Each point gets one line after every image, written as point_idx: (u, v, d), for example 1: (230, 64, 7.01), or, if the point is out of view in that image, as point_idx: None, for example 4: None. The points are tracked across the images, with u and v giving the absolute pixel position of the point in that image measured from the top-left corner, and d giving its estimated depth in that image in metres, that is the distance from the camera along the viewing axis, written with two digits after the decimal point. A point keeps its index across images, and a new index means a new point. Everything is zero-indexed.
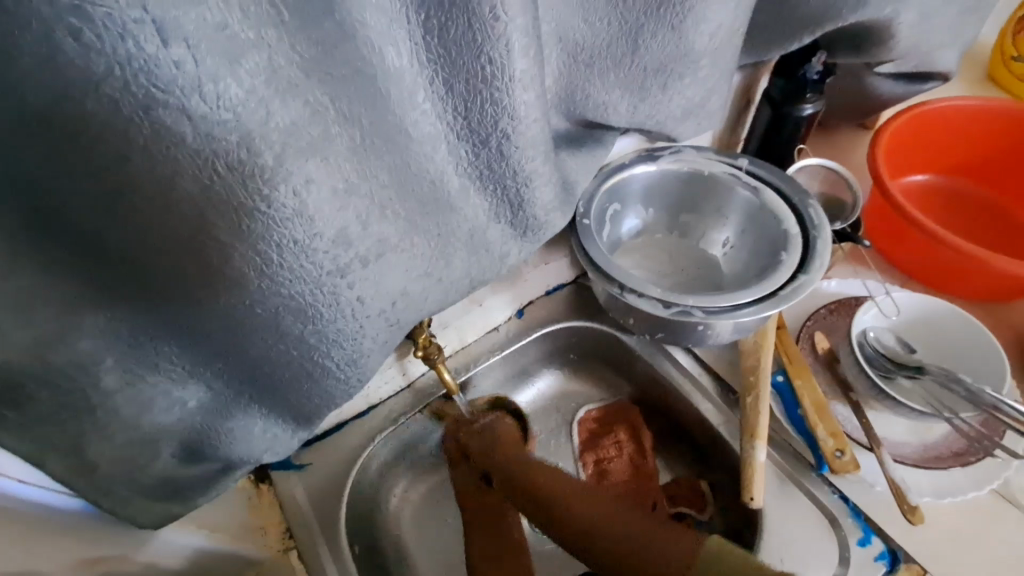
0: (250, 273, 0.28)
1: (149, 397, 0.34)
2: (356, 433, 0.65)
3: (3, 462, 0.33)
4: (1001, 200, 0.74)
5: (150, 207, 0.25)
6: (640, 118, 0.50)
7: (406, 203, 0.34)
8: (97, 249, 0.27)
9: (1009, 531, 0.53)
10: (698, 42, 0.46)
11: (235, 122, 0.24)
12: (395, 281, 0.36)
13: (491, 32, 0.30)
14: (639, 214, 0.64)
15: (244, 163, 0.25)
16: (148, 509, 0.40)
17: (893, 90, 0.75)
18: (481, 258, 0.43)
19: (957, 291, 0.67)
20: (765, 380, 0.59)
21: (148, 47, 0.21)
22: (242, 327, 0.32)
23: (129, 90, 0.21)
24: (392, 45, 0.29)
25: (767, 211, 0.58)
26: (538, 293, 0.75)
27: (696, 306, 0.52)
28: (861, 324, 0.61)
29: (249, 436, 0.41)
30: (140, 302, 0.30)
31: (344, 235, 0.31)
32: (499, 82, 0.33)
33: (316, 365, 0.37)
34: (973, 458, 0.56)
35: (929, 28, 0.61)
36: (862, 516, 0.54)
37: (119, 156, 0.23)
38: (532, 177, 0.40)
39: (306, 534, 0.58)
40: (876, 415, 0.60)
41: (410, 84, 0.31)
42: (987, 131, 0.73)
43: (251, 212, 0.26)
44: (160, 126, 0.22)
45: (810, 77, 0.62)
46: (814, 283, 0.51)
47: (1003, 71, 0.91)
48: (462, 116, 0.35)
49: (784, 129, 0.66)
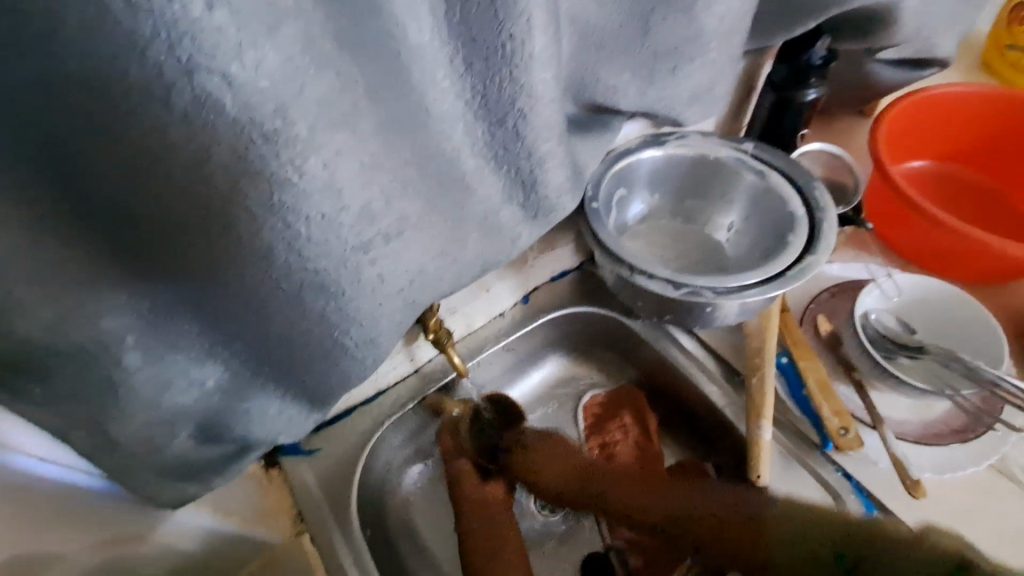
0: (278, 247, 0.29)
1: (171, 375, 0.34)
2: (364, 418, 0.65)
3: (23, 436, 0.33)
4: (997, 186, 0.76)
5: (181, 179, 0.25)
6: (650, 101, 0.51)
7: (426, 181, 0.35)
8: (126, 221, 0.27)
9: (1006, 504, 0.55)
10: (709, 23, 0.47)
11: (271, 91, 0.24)
12: (414, 259, 0.37)
13: (514, 9, 0.31)
14: (645, 198, 0.65)
15: (279, 133, 0.25)
16: (166, 490, 0.40)
17: (894, 76, 0.76)
18: (494, 238, 0.43)
19: (957, 273, 0.68)
20: (770, 362, 0.60)
21: (193, 11, 0.21)
22: (265, 303, 0.32)
23: (170, 55, 0.21)
24: (417, 19, 0.29)
25: (773, 196, 0.59)
26: (543, 279, 0.75)
27: (704, 287, 0.52)
28: (863, 306, 0.62)
29: (265, 416, 0.41)
30: (164, 277, 0.30)
31: (368, 210, 0.31)
32: (519, 60, 0.33)
33: (335, 343, 0.37)
34: (972, 434, 0.57)
35: (933, 13, 0.61)
36: (865, 493, 0.56)
37: (155, 124, 0.23)
38: (547, 158, 0.40)
39: (317, 518, 0.58)
40: (879, 395, 0.61)
41: (432, 60, 0.31)
42: (987, 117, 0.74)
43: (283, 184, 0.26)
44: (199, 93, 0.22)
45: (814, 62, 0.63)
46: (820, 263, 0.52)
47: (998, 60, 0.92)
48: (480, 95, 0.35)
49: (787, 114, 0.67)
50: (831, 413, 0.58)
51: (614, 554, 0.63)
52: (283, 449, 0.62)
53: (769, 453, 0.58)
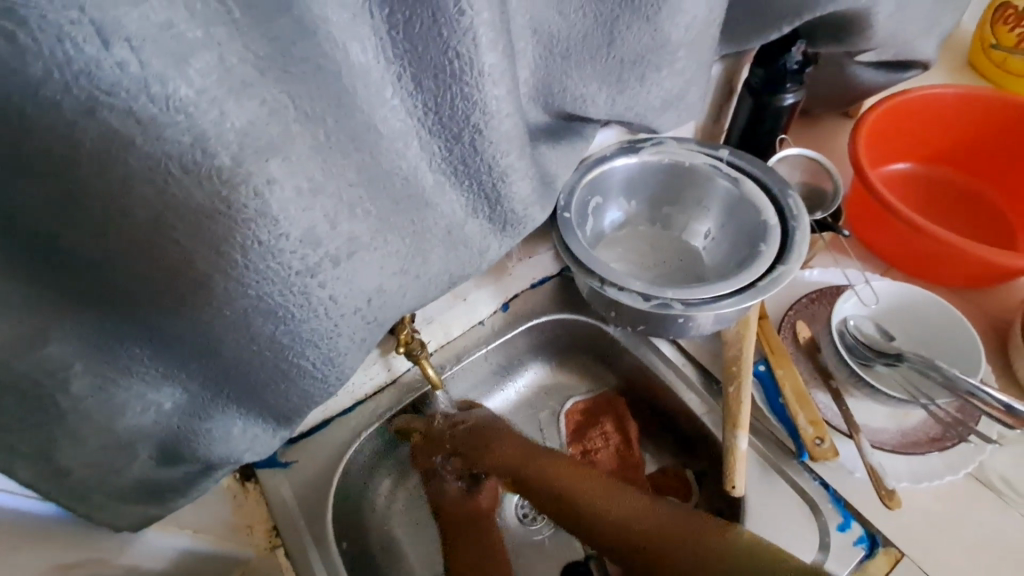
0: (215, 275, 0.28)
1: (123, 400, 0.34)
2: (341, 430, 0.65)
3: None
4: (980, 189, 0.75)
5: (105, 210, 0.25)
6: (618, 110, 0.50)
7: (378, 200, 0.34)
8: (60, 255, 0.26)
9: (984, 514, 0.54)
10: (674, 33, 0.46)
11: (187, 122, 0.23)
12: (370, 279, 0.36)
13: (458, 27, 0.30)
14: (621, 206, 0.64)
15: (200, 164, 0.24)
16: (127, 512, 0.40)
17: (875, 79, 0.75)
18: (460, 254, 0.42)
19: (937, 278, 0.68)
20: (747, 371, 0.60)
21: (89, 48, 0.20)
22: (213, 329, 0.32)
23: (70, 92, 0.21)
24: (356, 41, 0.28)
25: (747, 203, 0.58)
26: (523, 287, 0.75)
27: (675, 298, 0.52)
28: (841, 313, 0.62)
29: (228, 436, 0.41)
30: (105, 305, 0.30)
31: (312, 234, 0.30)
32: (469, 77, 0.32)
33: (291, 365, 0.37)
34: (949, 443, 0.56)
35: (907, 17, 0.61)
36: (842, 502, 0.55)
37: (67, 159, 0.22)
38: (508, 172, 0.39)
39: (293, 532, 0.58)
40: (856, 402, 0.60)
41: (377, 81, 0.31)
42: (970, 119, 0.73)
43: (212, 213, 0.26)
44: (108, 128, 0.22)
45: (790, 67, 0.62)
46: (793, 273, 0.51)
47: (983, 59, 0.91)
48: (432, 112, 0.34)
49: (765, 119, 0.66)
50: (807, 422, 0.57)
51: (593, 563, 0.63)
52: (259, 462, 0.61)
53: (745, 462, 0.58)
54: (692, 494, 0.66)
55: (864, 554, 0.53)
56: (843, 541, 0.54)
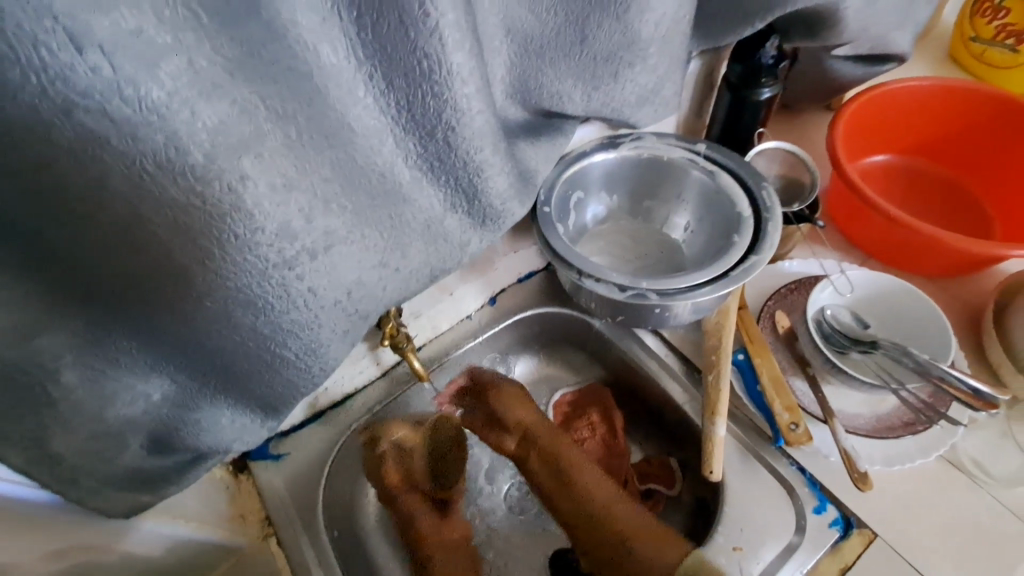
0: (194, 267, 0.30)
1: (111, 391, 0.35)
2: (331, 422, 0.66)
3: None
4: (957, 179, 0.77)
5: (86, 208, 0.26)
6: (594, 106, 0.52)
7: (353, 196, 0.35)
8: (45, 251, 0.28)
9: (956, 494, 0.56)
10: (644, 30, 0.47)
11: (159, 123, 0.25)
12: (349, 272, 0.37)
13: (423, 27, 0.31)
14: (603, 200, 0.66)
15: (173, 162, 0.26)
16: (121, 499, 0.41)
17: (854, 72, 0.76)
18: (440, 247, 0.44)
19: (914, 267, 0.69)
20: (726, 359, 0.61)
21: (63, 55, 0.22)
22: (195, 321, 0.33)
23: (47, 96, 0.22)
24: (326, 42, 0.30)
25: (723, 195, 0.60)
26: (509, 281, 0.76)
27: (651, 289, 0.53)
28: (818, 303, 0.63)
29: (217, 426, 0.43)
30: (91, 299, 0.31)
31: (288, 228, 0.32)
32: (438, 76, 0.34)
33: (274, 355, 0.38)
34: (921, 427, 0.58)
35: (878, 12, 0.62)
36: (818, 486, 0.57)
37: (47, 158, 0.24)
38: (483, 168, 0.41)
39: (285, 521, 0.60)
40: (832, 389, 0.62)
41: (348, 81, 0.32)
42: (948, 110, 0.74)
43: (188, 208, 0.27)
44: (85, 129, 0.23)
45: (765, 61, 0.63)
46: (765, 262, 0.53)
47: (964, 52, 0.93)
48: (405, 110, 0.36)
49: (743, 113, 0.67)
50: (783, 408, 0.59)
51: None
52: (251, 453, 0.63)
53: (724, 448, 0.59)
54: (676, 482, 0.67)
55: (839, 535, 0.55)
56: (818, 523, 0.55)
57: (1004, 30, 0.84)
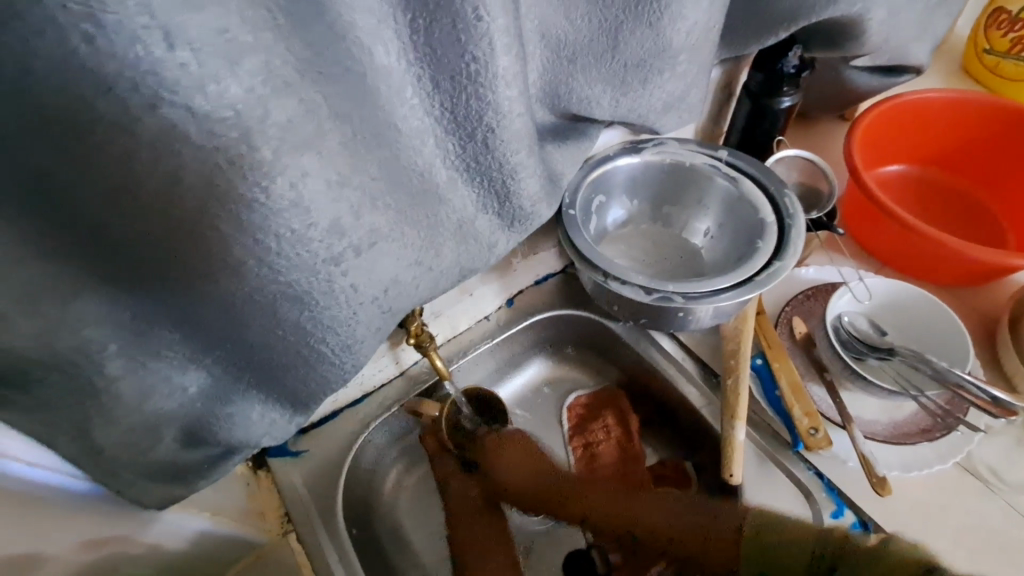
0: (249, 261, 0.30)
1: (153, 382, 0.36)
2: (350, 420, 0.67)
3: (17, 445, 0.34)
4: (971, 190, 0.78)
5: (154, 201, 0.27)
6: (622, 111, 0.52)
7: (396, 195, 0.36)
8: (104, 242, 0.28)
9: (971, 502, 0.57)
10: (676, 38, 0.48)
11: (235, 119, 0.25)
12: (387, 269, 0.38)
13: (475, 32, 0.32)
14: (624, 204, 0.66)
15: (244, 157, 0.26)
16: (152, 491, 0.42)
17: (870, 83, 0.78)
18: (471, 247, 0.45)
19: (928, 276, 0.70)
20: (745, 365, 0.62)
21: (156, 51, 0.22)
22: (243, 314, 0.34)
23: (137, 90, 0.23)
24: (381, 44, 0.30)
25: (745, 201, 0.60)
26: (526, 283, 0.77)
27: (676, 292, 0.54)
28: (836, 309, 0.64)
29: (248, 420, 0.43)
30: (146, 290, 0.32)
31: (337, 225, 0.32)
32: (483, 79, 0.34)
33: (312, 350, 0.38)
34: (939, 434, 0.58)
35: (901, 24, 0.63)
36: (836, 491, 0.57)
37: (125, 151, 0.25)
38: (518, 170, 0.41)
39: (304, 517, 0.60)
40: (850, 396, 0.62)
41: (399, 81, 0.32)
42: (963, 122, 0.75)
43: (251, 202, 0.28)
44: (166, 122, 0.24)
45: (786, 70, 0.64)
46: (788, 268, 0.54)
47: (977, 65, 0.94)
48: (448, 112, 0.36)
49: (763, 120, 0.68)
50: (802, 413, 0.59)
51: (595, 551, 0.65)
52: (271, 450, 0.63)
53: (743, 452, 0.60)
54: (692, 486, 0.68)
55: None
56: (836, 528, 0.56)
57: (1018, 42, 0.86)
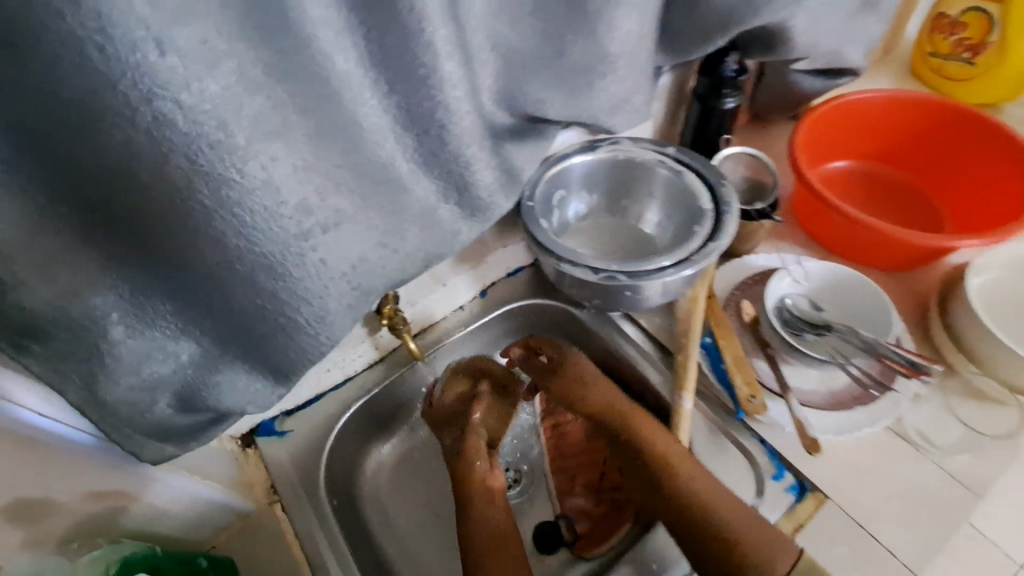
0: (229, 234, 0.36)
1: (150, 348, 0.41)
2: (333, 402, 0.72)
3: (48, 407, 0.42)
4: (912, 182, 0.84)
5: (149, 181, 0.32)
6: (572, 111, 0.58)
7: (360, 182, 0.42)
8: (109, 218, 0.34)
9: (900, 462, 0.62)
10: (614, 45, 0.55)
11: (213, 111, 0.31)
12: (353, 247, 0.44)
13: (422, 41, 0.38)
14: (583, 199, 0.72)
15: (222, 143, 0.32)
16: (148, 448, 0.47)
17: (814, 86, 0.84)
18: (434, 233, 0.50)
19: (868, 260, 0.76)
20: (694, 342, 0.67)
21: (149, 56, 0.28)
22: (225, 283, 0.39)
23: (135, 87, 0.28)
24: (340, 52, 0.36)
25: (688, 192, 0.66)
26: (499, 275, 0.83)
27: (619, 271, 0.60)
28: (777, 291, 0.69)
29: (235, 388, 0.48)
30: (143, 263, 0.37)
31: (305, 205, 0.38)
32: (432, 81, 0.40)
33: (289, 321, 0.44)
34: (869, 400, 0.64)
35: (828, 31, 0.70)
36: (777, 456, 0.63)
37: (126, 139, 0.30)
38: (470, 161, 0.47)
39: (287, 488, 0.65)
40: (791, 369, 0.67)
41: (358, 84, 0.38)
42: (899, 121, 0.82)
43: (228, 181, 0.33)
44: (159, 114, 0.30)
45: (727, 74, 0.71)
46: (721, 249, 0.59)
47: (922, 66, 1.01)
48: (404, 110, 0.42)
49: (710, 121, 0.74)
50: (743, 383, 0.64)
51: (563, 522, 0.71)
52: (258, 429, 0.68)
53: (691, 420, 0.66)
54: None
55: (795, 499, 0.61)
56: (776, 488, 0.61)
57: (960, 45, 0.93)
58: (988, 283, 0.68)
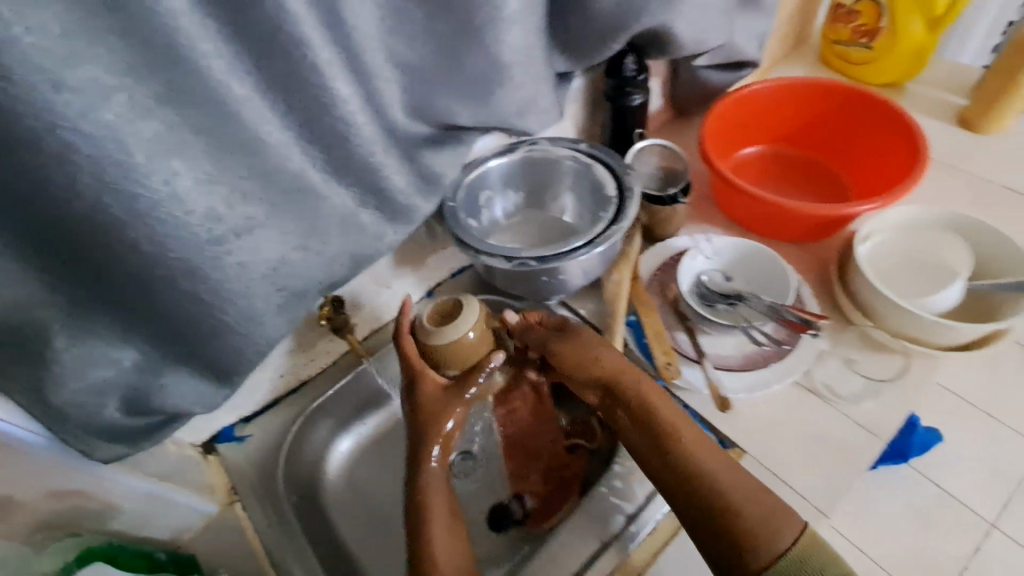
0: (144, 242, 0.41)
1: (95, 356, 0.46)
2: (290, 405, 0.76)
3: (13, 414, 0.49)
4: (822, 160, 0.90)
5: (67, 202, 0.38)
6: (477, 117, 0.64)
7: (268, 191, 0.47)
8: (40, 237, 0.40)
9: (808, 412, 0.67)
10: (505, 55, 0.61)
11: (113, 136, 0.37)
12: (270, 250, 0.49)
13: (306, 64, 0.44)
14: (508, 196, 0.78)
15: (124, 163, 0.38)
16: (103, 447, 0.52)
17: (720, 78, 0.91)
18: (353, 235, 0.55)
19: (779, 234, 0.82)
20: (618, 320, 0.72)
21: (50, 94, 0.34)
22: (152, 289, 0.44)
23: (42, 122, 0.34)
24: (234, 80, 0.42)
25: (596, 182, 0.72)
26: (443, 276, 0.88)
27: (530, 257, 0.65)
28: (693, 269, 0.75)
29: (180, 389, 0.53)
30: (77, 277, 0.42)
31: (213, 213, 0.44)
32: (322, 98, 0.46)
33: (218, 322, 0.49)
34: (777, 359, 0.70)
35: (714, 28, 0.77)
36: (699, 418, 0.68)
37: (43, 166, 0.36)
38: (375, 166, 0.53)
39: (246, 486, 0.70)
40: (708, 338, 0.72)
41: (256, 106, 0.44)
42: (800, 104, 0.88)
43: (135, 195, 0.39)
44: (66, 142, 0.35)
45: (627, 74, 0.77)
46: (621, 230, 0.65)
47: (830, 54, 1.08)
48: (303, 126, 0.48)
49: (621, 117, 0.81)
50: (662, 353, 0.69)
51: (515, 502, 0.73)
52: (218, 436, 0.72)
53: None
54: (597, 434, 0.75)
55: None
56: None
57: (858, 33, 1.00)
58: (875, 248, 0.75)
